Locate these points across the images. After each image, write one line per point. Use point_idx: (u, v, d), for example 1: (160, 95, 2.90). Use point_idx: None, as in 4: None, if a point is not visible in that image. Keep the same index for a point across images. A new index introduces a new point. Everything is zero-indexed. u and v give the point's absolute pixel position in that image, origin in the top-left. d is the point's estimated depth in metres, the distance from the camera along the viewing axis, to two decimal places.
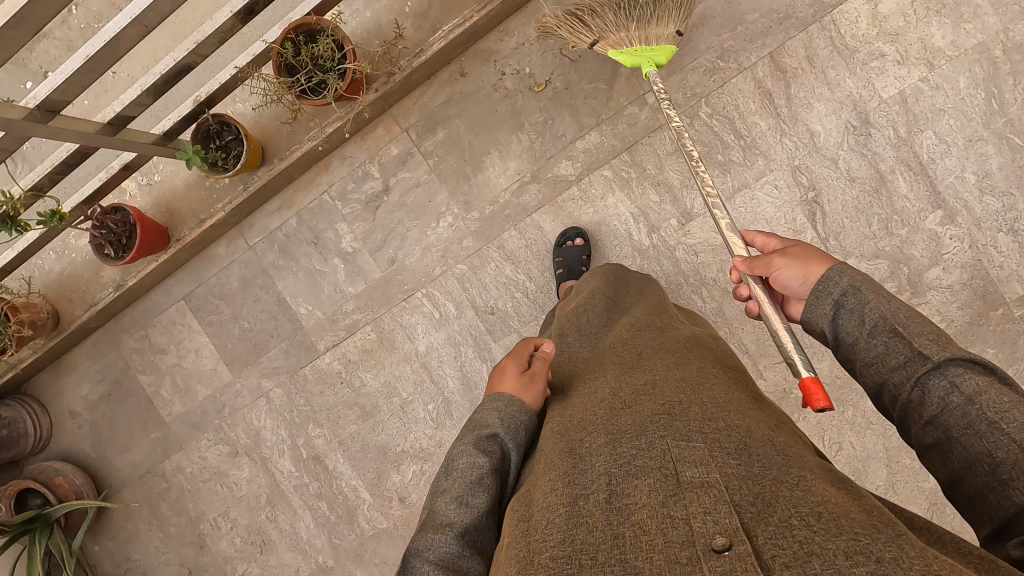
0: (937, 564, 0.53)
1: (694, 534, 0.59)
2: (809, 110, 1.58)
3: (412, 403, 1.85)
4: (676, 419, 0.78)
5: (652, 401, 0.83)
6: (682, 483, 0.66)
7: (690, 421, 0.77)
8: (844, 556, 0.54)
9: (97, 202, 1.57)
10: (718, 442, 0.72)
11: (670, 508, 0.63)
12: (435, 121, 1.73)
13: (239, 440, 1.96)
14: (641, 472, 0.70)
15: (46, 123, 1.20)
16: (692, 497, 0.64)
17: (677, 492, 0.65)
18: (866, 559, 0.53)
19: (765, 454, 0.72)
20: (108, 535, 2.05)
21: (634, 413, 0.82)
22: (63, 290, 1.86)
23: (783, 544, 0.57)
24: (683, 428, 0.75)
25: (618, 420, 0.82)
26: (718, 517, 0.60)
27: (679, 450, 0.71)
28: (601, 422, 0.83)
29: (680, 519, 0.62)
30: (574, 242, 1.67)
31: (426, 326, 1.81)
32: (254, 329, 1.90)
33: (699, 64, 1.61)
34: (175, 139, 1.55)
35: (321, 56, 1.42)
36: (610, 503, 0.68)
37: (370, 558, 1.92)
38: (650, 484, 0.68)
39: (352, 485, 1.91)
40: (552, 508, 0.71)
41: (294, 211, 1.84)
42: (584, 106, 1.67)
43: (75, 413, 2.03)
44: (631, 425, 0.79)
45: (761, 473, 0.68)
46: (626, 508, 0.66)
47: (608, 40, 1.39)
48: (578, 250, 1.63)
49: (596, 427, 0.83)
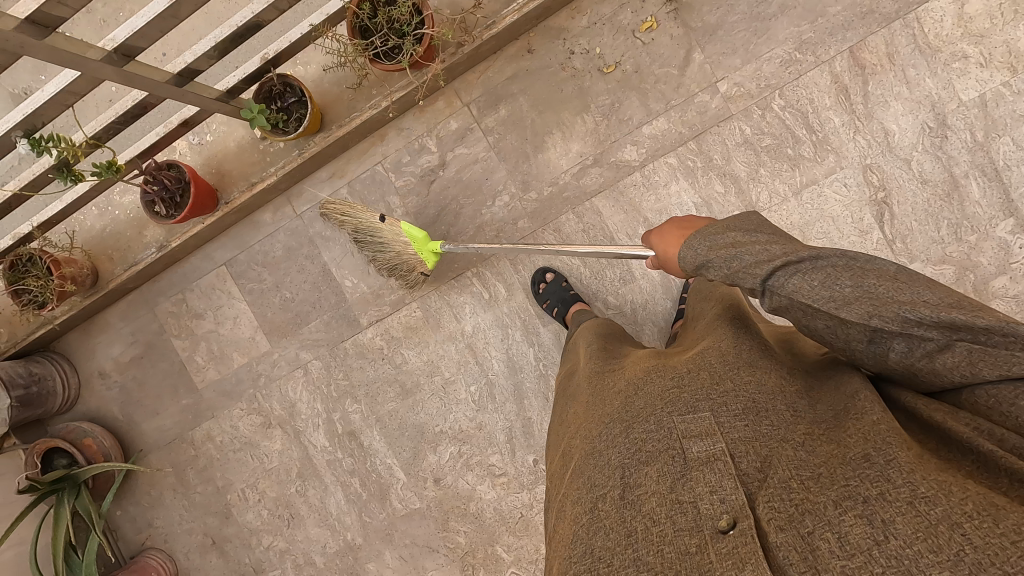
0: (921, 486, 0.60)
1: (703, 518, 0.65)
2: (886, 109, 1.55)
3: (454, 384, 1.82)
4: (682, 391, 0.82)
5: (660, 379, 0.87)
6: (690, 461, 0.71)
7: (696, 390, 0.81)
8: (834, 506, 0.63)
9: (152, 157, 1.53)
10: (725, 406, 0.77)
11: (679, 493, 0.69)
12: (498, 97, 1.69)
13: (273, 411, 1.92)
14: (650, 457, 0.74)
15: (123, 68, 1.15)
16: (700, 476, 0.69)
17: (686, 473, 0.70)
18: (854, 504, 0.62)
19: (773, 412, 0.77)
20: (132, 501, 2.01)
21: (642, 392, 0.86)
22: (103, 247, 1.81)
23: (781, 508, 0.64)
24: (689, 399, 0.80)
25: (628, 401, 0.86)
26: (724, 496, 0.66)
27: (685, 425, 0.76)
28: (612, 408, 0.87)
29: (690, 505, 0.67)
30: (546, 282, 1.72)
31: (474, 307, 1.78)
32: (296, 299, 1.86)
33: (775, 55, 1.58)
34: (237, 97, 1.51)
35: (398, 19, 1.38)
36: (624, 498, 0.72)
37: (400, 539, 1.89)
38: (659, 469, 0.72)
39: (387, 463, 1.88)
40: (573, 516, 0.75)
41: (345, 181, 1.79)
42: (654, 90, 1.63)
43: (105, 374, 1.97)
44: (640, 404, 0.83)
45: (766, 432, 0.74)
46: (639, 500, 0.71)
47: (411, 262, 1.63)
48: (556, 283, 1.69)
49: (608, 414, 0.87)
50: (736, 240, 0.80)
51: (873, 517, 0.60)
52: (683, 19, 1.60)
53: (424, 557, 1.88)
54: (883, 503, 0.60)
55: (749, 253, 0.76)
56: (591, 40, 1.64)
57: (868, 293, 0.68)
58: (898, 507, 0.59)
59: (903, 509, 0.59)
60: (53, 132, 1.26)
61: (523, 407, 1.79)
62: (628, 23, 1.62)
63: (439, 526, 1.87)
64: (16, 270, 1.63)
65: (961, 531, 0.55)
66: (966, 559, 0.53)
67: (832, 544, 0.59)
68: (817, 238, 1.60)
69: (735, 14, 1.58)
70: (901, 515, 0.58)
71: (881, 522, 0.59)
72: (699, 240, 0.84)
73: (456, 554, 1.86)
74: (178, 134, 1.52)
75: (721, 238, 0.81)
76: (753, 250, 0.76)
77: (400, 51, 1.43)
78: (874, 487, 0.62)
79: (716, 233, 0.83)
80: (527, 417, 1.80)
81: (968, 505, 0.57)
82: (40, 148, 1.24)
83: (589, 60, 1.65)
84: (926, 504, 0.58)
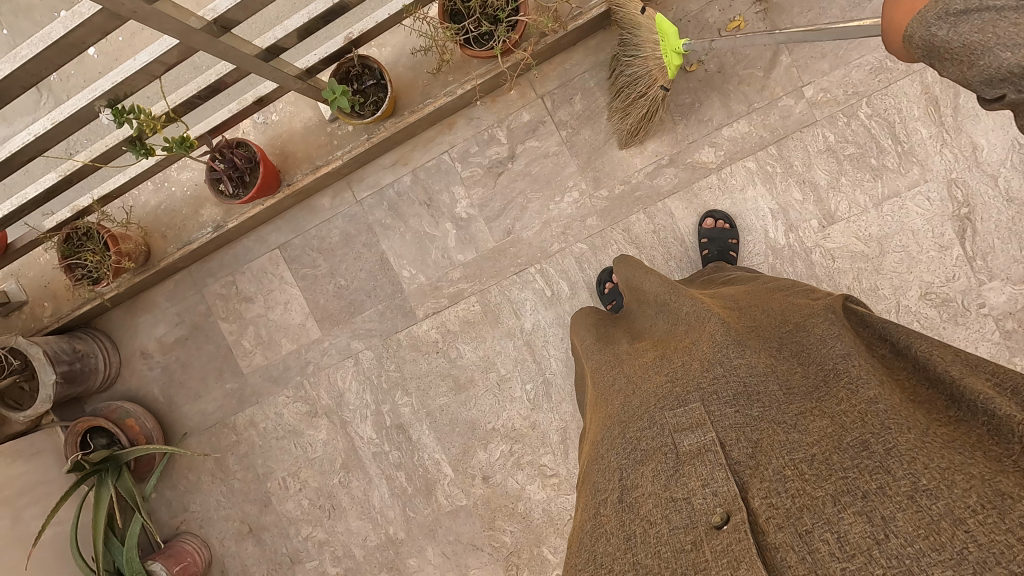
0: (923, 477, 0.62)
1: (697, 514, 0.67)
2: (976, 122, 1.52)
3: (510, 381, 1.77)
4: (673, 383, 0.83)
5: (653, 371, 0.89)
6: (682, 456, 0.73)
7: (687, 381, 0.82)
8: (832, 503, 0.63)
9: (222, 134, 1.49)
10: (714, 393, 0.78)
11: (672, 491, 0.71)
12: (574, 90, 1.65)
13: (319, 400, 1.87)
14: (645, 456, 0.77)
15: (222, 39, 1.13)
16: (692, 471, 0.71)
17: (679, 469, 0.72)
18: (852, 498, 0.63)
19: (763, 393, 0.79)
20: (168, 484, 1.94)
21: (638, 389, 0.88)
22: (157, 224, 1.76)
23: (777, 503, 0.65)
24: (679, 389, 0.81)
25: (626, 401, 0.88)
26: (717, 489, 0.67)
27: (677, 419, 0.77)
28: (613, 409, 0.90)
29: (682, 501, 0.69)
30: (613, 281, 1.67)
31: (534, 303, 1.74)
32: (350, 288, 1.82)
33: (866, 62, 1.55)
34: (314, 78, 1.47)
35: (493, 5, 1.36)
36: (624, 500, 0.75)
37: (444, 535, 1.83)
38: (654, 468, 0.75)
39: (435, 458, 1.83)
40: (584, 524, 0.79)
41: (409, 168, 1.75)
42: (736, 91, 1.59)
43: (148, 354, 1.92)
44: (637, 403, 0.85)
45: (758, 416, 0.76)
46: (637, 502, 0.74)
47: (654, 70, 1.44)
48: None
49: (608, 415, 0.90)
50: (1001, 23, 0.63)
51: (873, 514, 0.61)
52: (771, 19, 1.57)
53: (467, 555, 1.82)
54: (883, 497, 0.62)
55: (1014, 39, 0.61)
56: None
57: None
58: (898, 502, 0.61)
59: (905, 504, 0.60)
60: (133, 103, 1.22)
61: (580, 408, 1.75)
62: (715, 21, 1.58)
63: (484, 525, 1.81)
64: (71, 243, 1.59)
65: (965, 528, 0.56)
66: (971, 557, 0.54)
67: (832, 546, 0.60)
68: (895, 251, 1.56)
69: (827, 17, 1.55)
70: (902, 511, 0.60)
71: (881, 518, 0.60)
72: (955, 5, 0.67)
73: (500, 553, 1.80)
74: (250, 112, 1.48)
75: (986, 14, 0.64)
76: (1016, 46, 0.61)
77: (490, 37, 1.42)
78: (873, 479, 0.64)
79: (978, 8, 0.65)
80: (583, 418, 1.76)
81: (972, 497, 0.58)
82: (120, 119, 1.19)
83: None
84: (929, 498, 0.60)
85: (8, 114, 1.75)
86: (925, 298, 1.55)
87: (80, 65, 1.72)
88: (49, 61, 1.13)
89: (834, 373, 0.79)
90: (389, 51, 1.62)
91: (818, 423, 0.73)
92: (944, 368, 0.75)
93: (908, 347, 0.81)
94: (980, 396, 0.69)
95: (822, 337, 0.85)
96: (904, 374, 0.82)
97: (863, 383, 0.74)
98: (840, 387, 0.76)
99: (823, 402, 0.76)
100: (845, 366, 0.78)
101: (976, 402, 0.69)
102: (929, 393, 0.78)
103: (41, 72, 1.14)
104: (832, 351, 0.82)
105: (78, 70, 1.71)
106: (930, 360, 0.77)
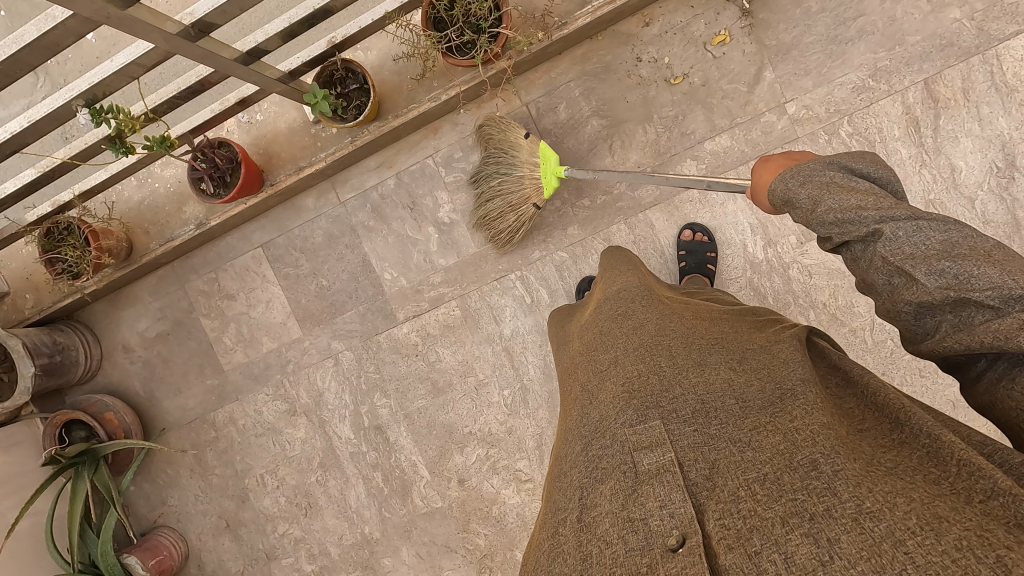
0: (867, 501, 0.60)
1: (653, 535, 0.64)
2: (955, 144, 1.52)
3: (488, 386, 1.78)
4: (635, 399, 0.83)
5: (615, 387, 0.88)
6: (640, 475, 0.72)
7: (649, 398, 0.82)
8: (781, 524, 0.61)
9: (204, 133, 1.49)
10: (674, 412, 0.79)
11: (630, 511, 0.68)
12: (558, 98, 1.65)
13: (299, 398, 1.88)
14: (606, 475, 0.76)
15: (199, 43, 1.14)
16: (650, 491, 0.69)
17: (637, 489, 0.71)
18: (801, 521, 0.61)
19: (722, 409, 0.79)
20: (147, 478, 1.95)
21: (598, 403, 0.88)
22: (141, 220, 1.77)
23: (730, 524, 0.63)
24: (640, 406, 0.81)
25: (589, 417, 0.87)
26: (673, 511, 0.65)
27: (637, 437, 0.77)
28: (576, 425, 0.90)
29: (639, 522, 0.66)
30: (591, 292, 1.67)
31: (515, 310, 1.75)
32: (333, 288, 1.82)
33: (848, 80, 1.55)
34: (298, 81, 1.47)
35: (475, 14, 1.37)
36: (582, 520, 0.73)
37: (419, 536, 1.84)
38: (613, 486, 0.73)
39: (412, 459, 1.84)
40: (542, 543, 0.77)
41: (393, 171, 1.75)
42: (720, 106, 1.60)
43: (129, 348, 1.93)
44: (598, 419, 0.85)
45: (718, 435, 0.75)
46: (595, 521, 0.72)
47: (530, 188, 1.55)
48: None
49: (574, 433, 0.89)
50: (824, 185, 0.77)
51: (819, 536, 0.58)
52: (756, 35, 1.57)
53: (441, 556, 1.83)
54: (829, 520, 0.60)
55: (840, 196, 0.75)
56: (660, 49, 1.60)
57: (898, 232, 0.69)
58: (844, 524, 0.59)
59: (850, 527, 0.58)
60: (112, 103, 1.23)
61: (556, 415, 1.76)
62: (700, 35, 1.59)
63: (459, 527, 1.82)
64: (52, 237, 1.59)
65: (905, 550, 0.54)
66: None
67: (778, 567, 0.58)
68: None
69: (811, 35, 1.56)
70: (847, 534, 0.58)
71: (827, 540, 0.58)
72: (801, 169, 0.81)
73: (474, 556, 1.81)
74: (233, 112, 1.49)
75: (822, 175, 0.79)
76: (829, 194, 0.76)
77: (473, 46, 1.43)
78: (821, 502, 0.62)
79: (814, 172, 0.80)
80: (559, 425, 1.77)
81: (912, 519, 0.57)
82: (98, 117, 1.20)
83: (656, 70, 1.61)
84: (872, 520, 0.58)
85: (5, 97, 1.72)
86: None
87: (78, 50, 1.70)
88: (26, 61, 1.14)
89: (789, 394, 0.78)
90: (375, 56, 1.62)
91: (772, 441, 0.72)
92: (891, 395, 0.77)
93: (861, 378, 0.84)
94: (917, 415, 0.71)
95: (782, 361, 0.86)
96: (854, 402, 0.83)
97: (816, 407, 0.74)
98: (794, 407, 0.76)
99: (777, 417, 0.75)
100: (801, 388, 0.79)
101: (920, 426, 0.70)
102: (873, 418, 0.79)
103: (18, 71, 1.16)
104: (789, 373, 0.83)
105: (76, 56, 1.69)
106: (881, 391, 0.79)
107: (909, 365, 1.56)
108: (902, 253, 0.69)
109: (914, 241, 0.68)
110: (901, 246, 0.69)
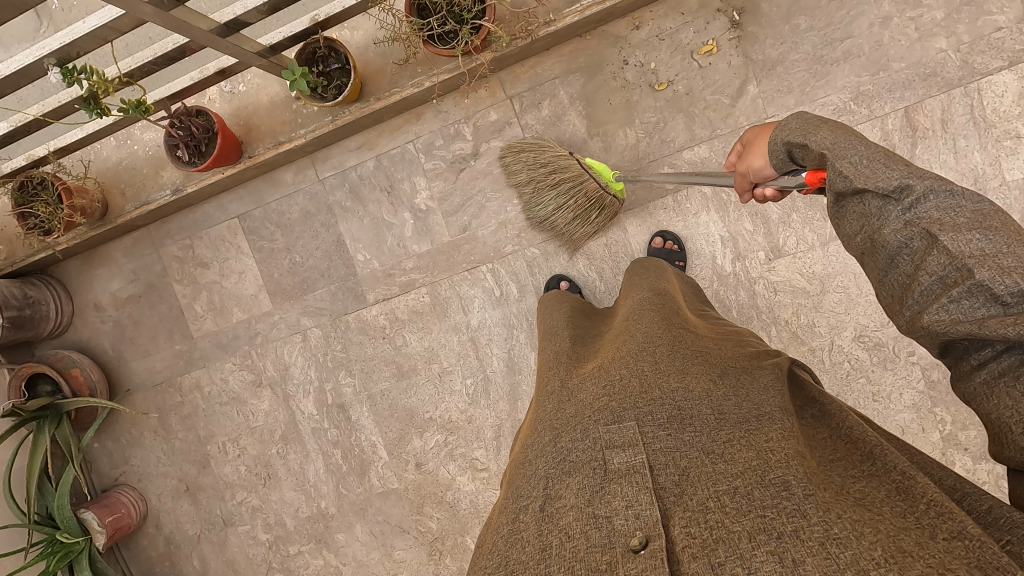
0: (835, 527, 0.61)
1: (616, 535, 0.65)
2: None
3: (451, 374, 1.80)
4: (611, 399, 0.85)
5: (594, 385, 0.90)
6: (609, 473, 0.73)
7: (625, 399, 0.84)
8: (746, 538, 0.62)
9: (183, 101, 1.50)
10: (649, 417, 0.80)
11: (596, 507, 0.69)
12: (541, 94, 1.65)
13: (265, 370, 1.90)
14: (574, 468, 0.77)
15: (172, 11, 1.16)
16: (618, 490, 0.70)
17: (604, 486, 0.72)
18: (767, 538, 0.61)
19: (697, 419, 0.80)
20: (111, 435, 1.98)
21: (574, 400, 0.90)
22: (118, 181, 1.77)
23: (694, 533, 0.64)
24: (618, 406, 0.83)
25: (561, 411, 0.89)
26: (639, 515, 0.66)
27: (610, 435, 0.78)
28: (549, 416, 0.91)
29: (604, 519, 0.67)
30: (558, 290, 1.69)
31: (483, 301, 1.77)
32: (305, 264, 1.83)
33: (830, 101, 1.55)
34: (279, 55, 1.47)
35: (459, 4, 1.39)
36: (545, 510, 0.73)
37: (373, 515, 1.87)
38: (579, 481, 0.74)
39: (371, 440, 1.86)
40: (501, 528, 0.76)
41: (373, 153, 1.76)
42: (701, 115, 1.60)
43: (101, 307, 1.94)
44: (570, 414, 0.87)
45: (690, 444, 0.76)
46: (558, 512, 0.72)
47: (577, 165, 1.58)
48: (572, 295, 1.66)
49: (543, 424, 0.90)
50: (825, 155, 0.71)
51: (784, 555, 0.59)
52: (743, 48, 1.57)
53: (394, 537, 1.86)
54: (796, 540, 0.60)
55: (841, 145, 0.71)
56: (646, 53, 1.60)
57: (930, 193, 0.63)
58: (809, 546, 0.59)
59: (815, 550, 0.59)
60: (86, 63, 1.24)
61: (515, 408, 1.78)
62: (688, 43, 1.58)
63: (413, 509, 1.84)
64: (25, 192, 1.60)
65: None
66: None
67: None
68: (835, 291, 1.60)
69: (798, 52, 1.55)
70: (812, 555, 0.58)
71: (791, 560, 0.58)
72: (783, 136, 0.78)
73: (424, 539, 1.84)
74: (212, 81, 1.50)
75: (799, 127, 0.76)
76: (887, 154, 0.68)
77: (455, 36, 1.43)
78: (789, 522, 0.62)
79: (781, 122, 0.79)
80: (519, 419, 1.79)
81: (877, 552, 0.58)
82: (70, 78, 1.21)
83: (641, 74, 1.61)
84: (839, 546, 0.59)
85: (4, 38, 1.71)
86: (859, 340, 1.59)
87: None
88: None
89: (768, 418, 0.80)
90: (362, 35, 1.62)
91: (745, 457, 0.73)
92: (865, 431, 0.79)
93: (838, 413, 0.86)
94: (887, 456, 0.74)
95: (763, 386, 0.89)
96: (828, 432, 0.85)
97: (792, 434, 0.76)
98: (769, 431, 0.78)
99: (752, 435, 0.77)
100: (780, 415, 0.81)
101: (893, 463, 0.72)
102: (845, 449, 0.80)
103: None
104: (771, 399, 0.85)
105: (82, 4, 1.67)
106: (859, 425, 0.80)
107: (863, 389, 1.59)
108: (929, 216, 0.64)
109: (941, 205, 0.63)
110: (926, 211, 0.64)
